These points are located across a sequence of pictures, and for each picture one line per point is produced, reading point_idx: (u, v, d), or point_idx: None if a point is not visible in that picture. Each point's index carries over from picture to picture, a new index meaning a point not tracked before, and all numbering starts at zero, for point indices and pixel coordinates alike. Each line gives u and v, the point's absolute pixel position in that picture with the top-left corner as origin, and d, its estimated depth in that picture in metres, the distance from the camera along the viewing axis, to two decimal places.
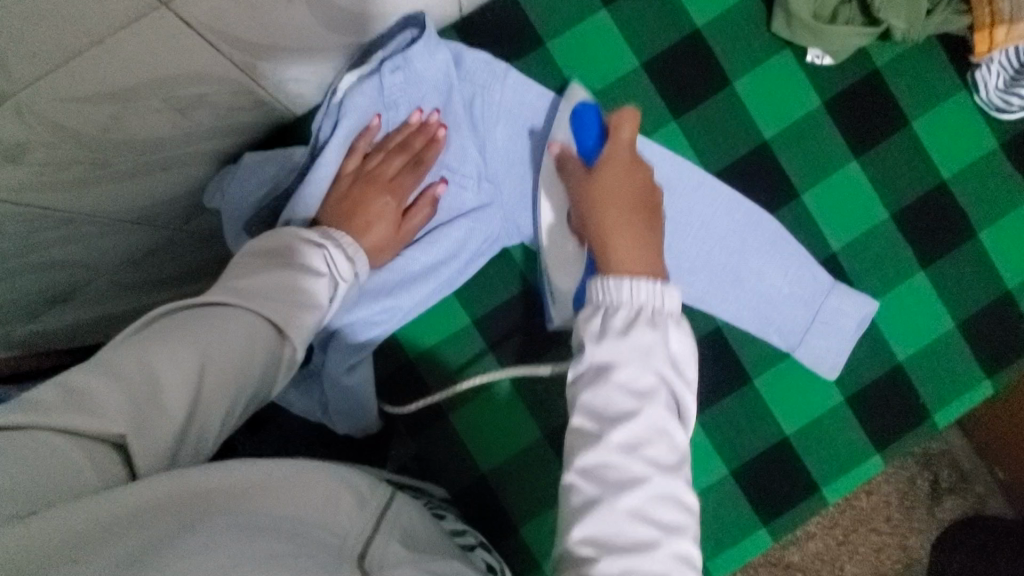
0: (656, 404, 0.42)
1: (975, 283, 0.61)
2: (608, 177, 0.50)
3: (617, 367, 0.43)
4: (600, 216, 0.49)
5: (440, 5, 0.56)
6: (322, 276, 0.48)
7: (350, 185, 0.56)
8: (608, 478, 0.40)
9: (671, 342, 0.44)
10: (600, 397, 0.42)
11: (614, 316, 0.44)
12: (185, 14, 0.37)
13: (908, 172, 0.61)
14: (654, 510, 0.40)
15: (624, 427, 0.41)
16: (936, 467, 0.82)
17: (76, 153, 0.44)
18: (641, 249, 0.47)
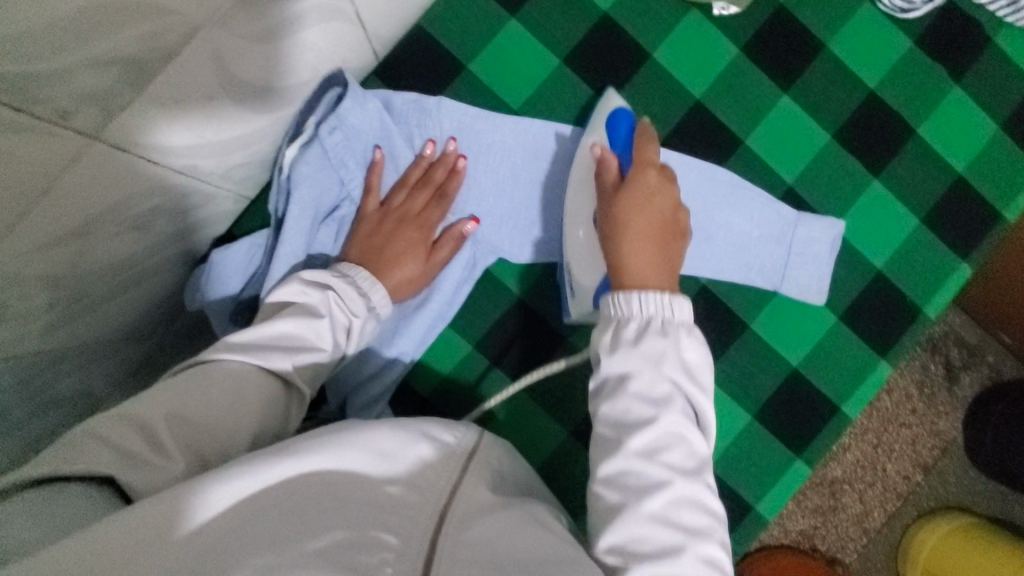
0: (675, 410, 0.44)
1: (924, 175, 0.64)
2: (631, 200, 0.52)
3: (631, 377, 0.45)
4: (618, 235, 0.51)
5: (354, 58, 0.58)
6: (324, 317, 0.49)
7: (376, 226, 0.58)
8: (629, 485, 0.42)
9: (683, 350, 0.46)
10: (618, 406, 0.45)
11: (626, 328, 0.46)
12: (115, 139, 0.39)
13: (839, 91, 0.64)
14: (678, 515, 0.42)
15: (642, 434, 0.43)
16: (945, 350, 0.97)
17: (57, 295, 0.46)
18: (654, 267, 0.50)
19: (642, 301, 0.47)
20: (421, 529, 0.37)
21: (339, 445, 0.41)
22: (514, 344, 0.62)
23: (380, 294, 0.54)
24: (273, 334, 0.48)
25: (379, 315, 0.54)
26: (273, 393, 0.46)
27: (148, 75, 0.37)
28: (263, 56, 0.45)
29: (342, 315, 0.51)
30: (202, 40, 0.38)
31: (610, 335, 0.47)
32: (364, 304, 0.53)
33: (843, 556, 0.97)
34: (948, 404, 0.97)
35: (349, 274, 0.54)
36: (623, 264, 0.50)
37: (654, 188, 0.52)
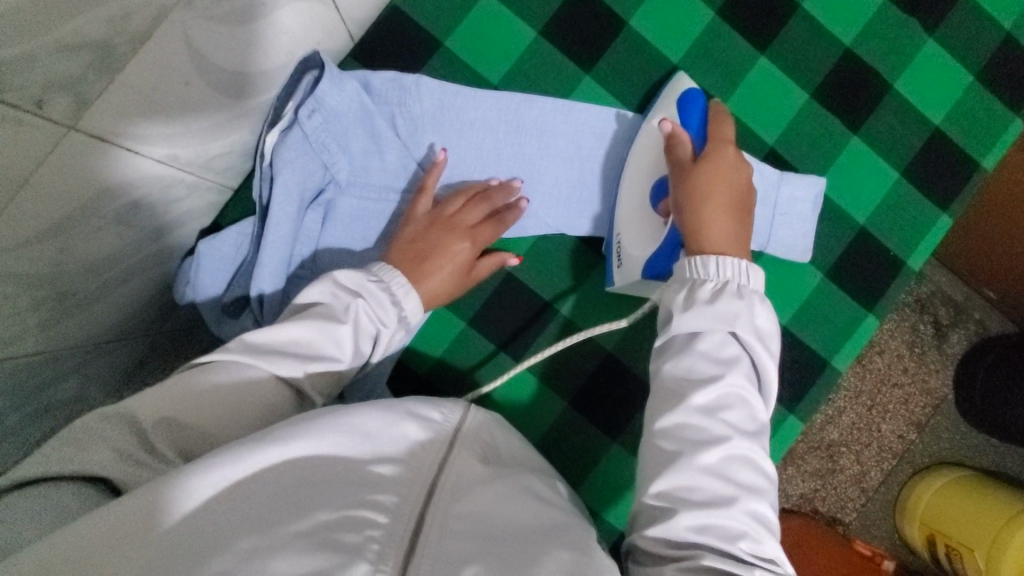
0: (738, 371, 0.46)
1: (901, 131, 0.65)
2: (713, 170, 0.53)
3: (702, 336, 0.47)
4: (695, 205, 0.52)
5: (328, 40, 0.57)
6: (345, 323, 0.49)
7: (415, 227, 0.57)
8: (687, 436, 0.45)
9: (756, 316, 0.48)
10: (683, 364, 0.47)
11: (701, 287, 0.48)
12: (92, 128, 0.38)
13: (815, 50, 0.64)
14: (733, 470, 0.44)
15: (705, 390, 0.46)
16: (933, 309, 0.99)
17: (46, 292, 0.45)
18: (730, 237, 0.52)
19: (719, 265, 0.49)
20: (417, 505, 0.38)
21: (333, 426, 0.42)
22: (506, 320, 0.63)
23: (414, 302, 0.53)
24: (291, 338, 0.47)
25: (410, 325, 0.53)
26: (278, 396, 0.46)
27: (119, 60, 0.36)
28: (236, 38, 0.45)
29: (368, 322, 0.50)
30: (172, 22, 0.38)
31: (684, 295, 0.49)
32: (395, 313, 0.52)
33: (843, 515, 0.99)
34: (938, 361, 0.99)
35: (382, 277, 0.52)
36: (702, 232, 0.51)
37: (726, 163, 0.54)
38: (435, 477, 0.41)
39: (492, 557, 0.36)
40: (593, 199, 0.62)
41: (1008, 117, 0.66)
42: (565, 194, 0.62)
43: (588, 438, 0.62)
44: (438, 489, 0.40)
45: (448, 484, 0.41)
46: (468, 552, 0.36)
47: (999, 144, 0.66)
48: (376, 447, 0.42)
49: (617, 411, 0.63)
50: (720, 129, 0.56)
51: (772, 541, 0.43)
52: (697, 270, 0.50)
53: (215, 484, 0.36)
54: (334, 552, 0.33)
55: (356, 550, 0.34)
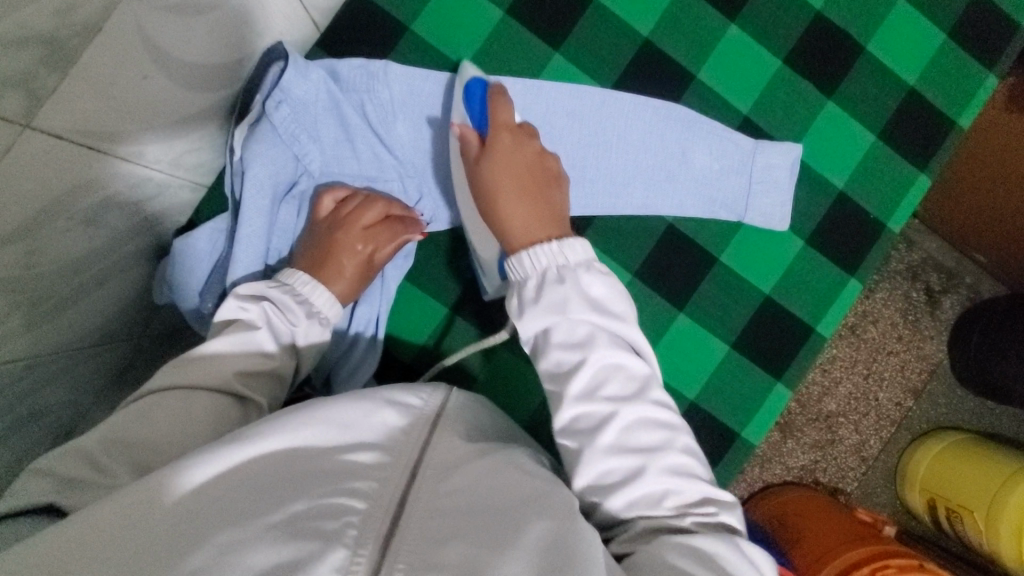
0: (600, 346, 0.46)
1: (876, 93, 0.65)
2: (495, 168, 0.53)
3: (551, 330, 0.47)
4: (495, 202, 0.53)
5: (292, 29, 0.57)
6: (260, 328, 0.50)
7: (324, 233, 0.56)
8: (581, 428, 0.45)
9: (587, 289, 0.47)
10: (551, 359, 0.47)
11: (527, 287, 0.48)
12: (48, 127, 0.38)
13: (785, 17, 0.64)
14: (632, 437, 0.44)
15: (578, 378, 0.45)
16: (924, 276, 0.99)
17: (19, 298, 0.45)
18: (545, 223, 0.52)
19: (531, 260, 0.48)
20: (398, 489, 0.38)
21: (307, 420, 0.41)
22: (488, 304, 0.63)
23: (322, 296, 0.53)
24: (206, 355, 0.48)
25: (327, 319, 0.54)
26: (223, 408, 0.46)
27: (69, 55, 0.36)
28: (192, 30, 0.44)
29: (282, 325, 0.51)
30: (123, 14, 0.37)
31: (518, 299, 0.48)
32: (304, 311, 0.52)
33: (844, 485, 0.99)
34: (931, 327, 0.99)
35: (286, 280, 0.53)
36: (506, 232, 0.52)
37: (511, 153, 0.53)
38: (418, 457, 0.41)
39: (474, 534, 0.36)
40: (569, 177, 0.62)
41: (982, 74, 0.66)
42: None
43: None
44: (421, 470, 0.40)
45: (430, 466, 0.40)
46: (448, 527, 0.36)
47: (976, 100, 0.66)
48: (353, 434, 0.41)
49: None
50: (497, 118, 0.54)
51: (696, 484, 0.44)
52: (519, 272, 0.49)
53: (211, 469, 0.37)
54: (312, 540, 0.33)
55: (335, 535, 0.33)
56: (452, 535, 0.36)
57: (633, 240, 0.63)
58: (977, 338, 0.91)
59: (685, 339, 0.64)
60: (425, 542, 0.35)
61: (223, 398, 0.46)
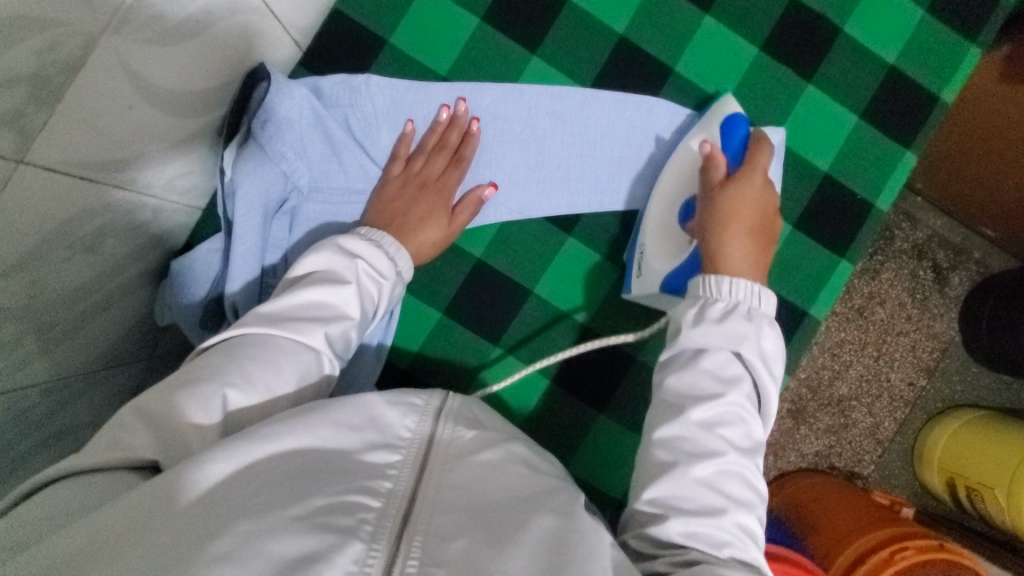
0: (740, 391, 0.48)
1: (856, 74, 0.65)
2: (732, 197, 0.54)
3: (705, 355, 0.49)
4: (721, 226, 0.53)
5: (274, 50, 0.58)
6: (351, 283, 0.51)
7: (402, 187, 0.60)
8: (683, 448, 0.46)
9: (763, 339, 0.49)
10: (686, 377, 0.49)
11: (712, 306, 0.50)
12: (42, 161, 0.40)
13: (761, 4, 0.64)
14: (723, 482, 0.45)
15: (704, 405, 0.47)
16: (933, 254, 0.98)
17: (23, 325, 0.46)
18: (751, 262, 0.53)
19: (732, 288, 0.51)
20: (409, 484, 0.39)
21: (316, 421, 0.42)
22: (483, 307, 0.64)
23: (404, 259, 0.56)
24: (298, 303, 0.49)
25: (403, 280, 0.56)
26: (306, 365, 0.47)
27: (57, 91, 0.37)
28: (174, 57, 0.45)
29: (369, 282, 0.52)
30: (106, 48, 0.39)
31: (696, 312, 0.51)
32: (392, 266, 0.54)
33: (861, 469, 0.99)
34: (941, 305, 0.99)
35: (374, 237, 0.55)
36: (720, 254, 0.53)
37: (755, 193, 0.55)
38: (426, 453, 0.42)
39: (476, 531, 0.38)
40: (553, 178, 0.63)
41: (963, 49, 0.66)
42: (528, 177, 0.63)
43: (575, 413, 0.64)
44: (430, 459, 0.42)
45: (438, 456, 0.42)
46: (458, 525, 0.38)
47: (957, 76, 0.66)
48: (365, 435, 0.42)
49: (599, 385, 0.64)
50: (756, 158, 0.56)
51: (757, 552, 0.44)
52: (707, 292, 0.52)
53: (238, 464, 0.37)
54: (334, 535, 0.34)
55: (350, 530, 0.35)
56: (454, 535, 0.37)
57: (620, 235, 0.64)
58: (990, 303, 0.91)
59: None
60: (435, 538, 0.36)
61: (305, 353, 0.47)
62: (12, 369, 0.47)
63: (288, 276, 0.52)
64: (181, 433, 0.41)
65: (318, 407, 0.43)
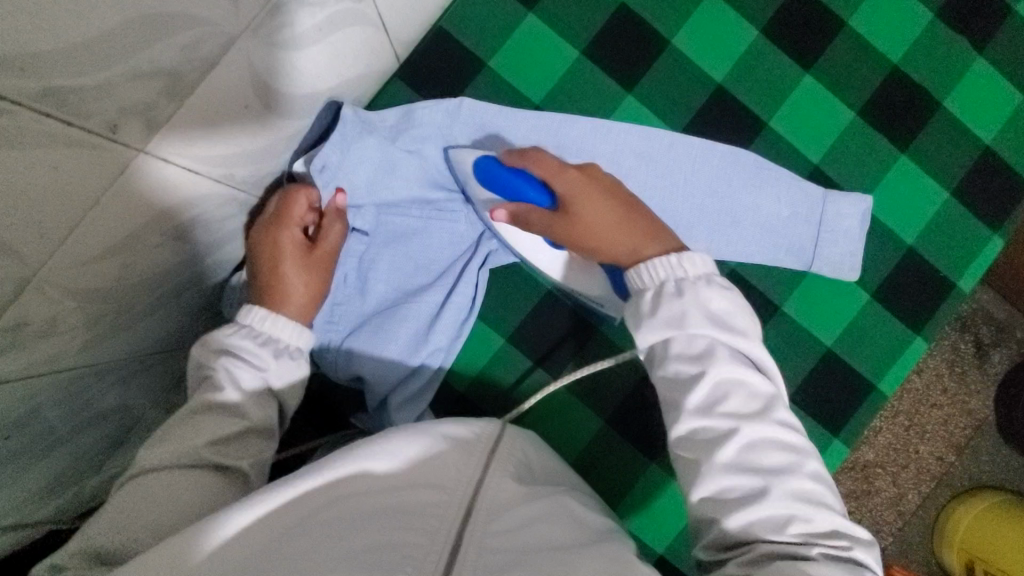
0: (720, 359, 0.46)
1: (951, 150, 0.64)
2: (587, 210, 0.53)
3: (673, 341, 0.47)
4: (616, 237, 0.53)
5: (378, 61, 0.59)
6: (223, 386, 0.49)
7: (257, 259, 0.55)
8: (700, 440, 0.45)
9: (707, 299, 0.47)
10: (668, 371, 0.47)
11: (643, 300, 0.49)
12: (159, 150, 0.40)
13: (861, 68, 0.63)
14: (755, 455, 0.43)
15: (697, 391, 0.45)
16: (975, 328, 0.95)
17: (104, 306, 0.46)
18: (636, 250, 0.52)
19: (649, 271, 0.49)
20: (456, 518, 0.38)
21: (370, 452, 0.42)
22: (544, 339, 0.63)
23: (285, 329, 0.52)
24: (186, 422, 0.47)
25: (295, 351, 0.53)
26: (206, 483, 0.45)
27: (188, 87, 0.38)
28: (291, 63, 0.46)
29: (248, 373, 0.50)
30: (238, 50, 0.39)
31: (633, 312, 0.49)
32: (269, 348, 0.51)
33: (879, 540, 0.94)
34: (980, 381, 0.94)
35: (245, 321, 0.52)
36: (632, 252, 0.52)
37: (590, 200, 0.54)
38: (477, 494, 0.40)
39: None
40: None
41: None
42: None
43: (625, 458, 0.62)
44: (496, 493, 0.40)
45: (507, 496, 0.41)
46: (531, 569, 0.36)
47: None
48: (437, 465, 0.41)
49: (654, 433, 0.62)
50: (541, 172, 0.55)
51: (825, 513, 0.42)
52: (639, 283, 0.50)
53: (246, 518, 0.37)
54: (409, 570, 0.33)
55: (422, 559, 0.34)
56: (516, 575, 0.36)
57: None
58: None
59: None
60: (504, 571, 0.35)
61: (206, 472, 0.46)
62: (82, 346, 0.46)
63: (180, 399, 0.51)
64: None
65: (364, 439, 0.43)
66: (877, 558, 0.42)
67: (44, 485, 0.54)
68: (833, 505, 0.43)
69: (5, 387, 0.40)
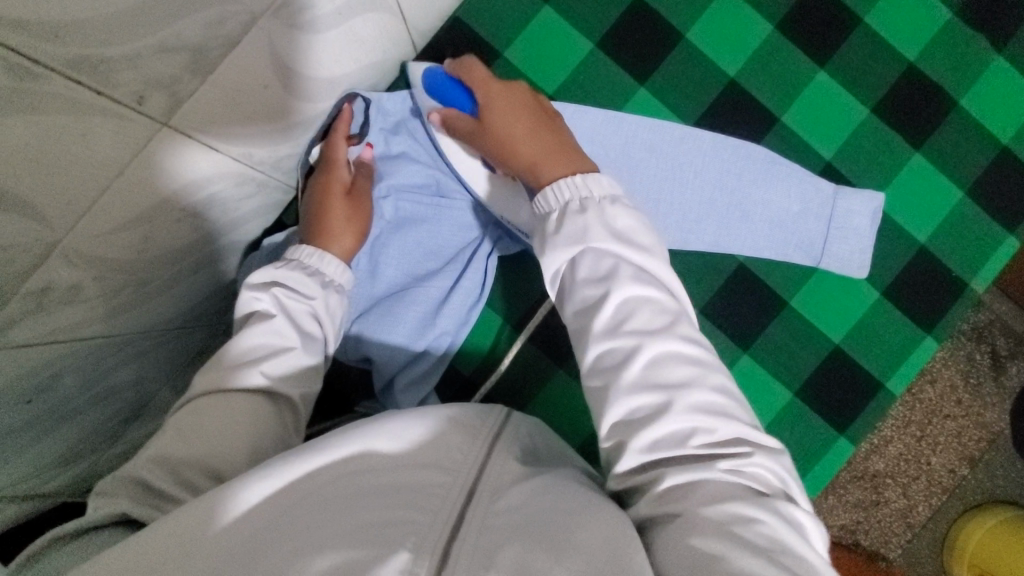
0: (623, 279, 0.44)
1: (967, 149, 0.63)
2: (502, 117, 0.53)
3: (578, 262, 0.46)
4: (523, 151, 0.52)
5: (395, 49, 0.60)
6: (273, 315, 0.50)
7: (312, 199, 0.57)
8: (608, 366, 0.43)
9: (612, 215, 0.47)
10: (578, 298, 0.45)
11: (549, 220, 0.47)
12: (183, 124, 0.41)
13: (877, 65, 0.63)
14: (662, 371, 0.42)
15: (603, 312, 0.44)
16: (991, 338, 0.91)
17: (126, 276, 0.47)
18: (533, 162, 0.52)
19: (556, 193, 0.48)
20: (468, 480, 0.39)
21: (371, 432, 0.41)
22: (553, 328, 0.64)
23: (333, 265, 0.54)
24: (242, 350, 0.48)
25: (340, 286, 0.55)
26: (258, 410, 0.46)
27: (211, 62, 0.39)
28: (311, 45, 0.47)
29: (299, 306, 0.51)
30: (261, 28, 0.41)
31: (542, 235, 0.48)
32: (318, 281, 0.53)
33: (887, 551, 0.92)
34: (994, 394, 0.91)
35: (292, 258, 0.54)
36: (535, 167, 0.52)
37: (506, 108, 0.53)
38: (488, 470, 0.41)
39: None
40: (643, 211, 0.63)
41: None
42: None
43: None
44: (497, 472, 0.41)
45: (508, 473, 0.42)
46: None
47: None
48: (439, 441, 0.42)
49: None
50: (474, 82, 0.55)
51: (725, 422, 0.40)
52: (545, 207, 0.49)
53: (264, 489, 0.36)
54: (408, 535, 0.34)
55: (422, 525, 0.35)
56: None
57: (701, 276, 0.63)
58: None
59: (749, 378, 0.63)
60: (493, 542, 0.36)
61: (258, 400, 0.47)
62: (103, 315, 0.48)
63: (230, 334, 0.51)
64: None
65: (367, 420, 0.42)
66: (786, 466, 0.41)
67: (63, 451, 0.55)
68: (734, 415, 0.42)
69: (28, 350, 0.42)
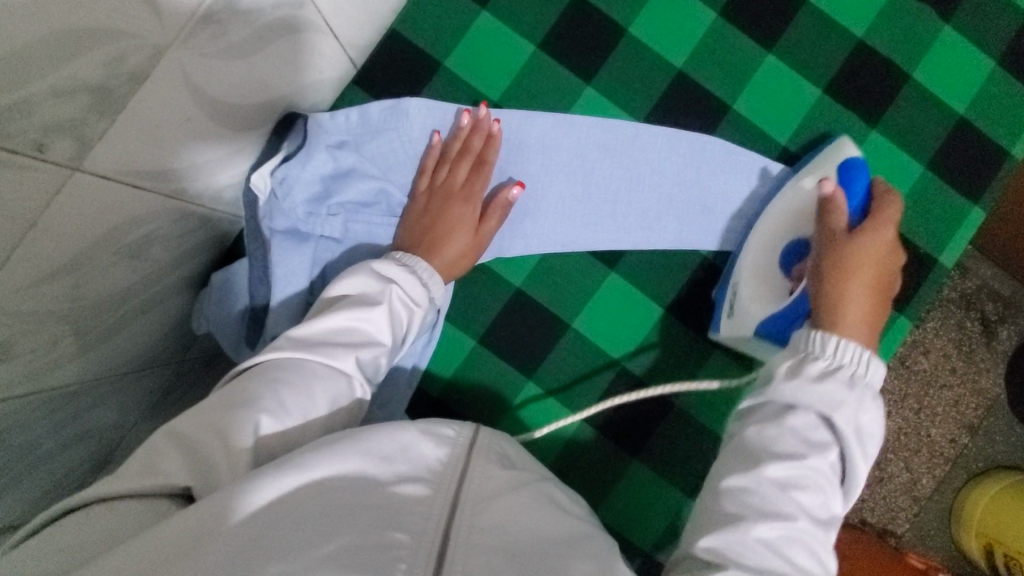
0: (825, 459, 0.45)
1: (923, 122, 0.62)
2: (863, 249, 0.51)
3: (794, 411, 0.46)
4: (840, 293, 0.50)
5: (332, 69, 0.59)
6: (418, 307, 0.53)
7: (430, 202, 0.59)
8: (752, 501, 0.43)
9: (862, 412, 0.45)
10: (768, 431, 0.46)
11: (814, 363, 0.47)
12: (99, 168, 0.39)
13: (825, 45, 0.62)
14: (793, 549, 0.42)
15: (783, 464, 0.44)
16: (980, 306, 0.88)
17: (64, 327, 0.46)
18: (851, 266, 0.51)
19: (840, 346, 0.47)
20: (438, 523, 0.37)
21: (352, 449, 0.40)
22: (520, 338, 0.62)
23: (436, 284, 0.55)
24: (328, 329, 0.48)
25: (435, 305, 0.56)
26: None
27: (120, 99, 0.37)
28: (233, 72, 0.46)
29: (403, 309, 0.51)
30: (169, 61, 0.39)
31: (793, 360, 0.48)
32: (425, 295, 0.53)
33: (894, 527, 0.89)
34: (988, 360, 0.88)
35: (404, 262, 0.54)
36: (839, 309, 0.49)
37: (883, 247, 0.52)
38: (458, 490, 0.40)
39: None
40: (598, 212, 0.62)
41: None
42: (570, 209, 0.62)
43: (609, 454, 0.61)
44: (463, 497, 0.39)
45: (471, 493, 0.40)
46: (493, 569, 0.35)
47: None
48: (393, 467, 0.40)
49: (638, 427, 0.61)
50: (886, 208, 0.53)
51: None
52: (813, 343, 0.48)
53: (270, 494, 0.36)
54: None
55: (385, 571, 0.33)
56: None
57: (667, 273, 0.62)
58: None
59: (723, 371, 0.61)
60: None
61: None
62: (49, 367, 0.46)
63: (321, 298, 0.51)
64: (213, 455, 0.40)
65: (352, 435, 0.41)
66: None
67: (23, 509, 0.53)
68: None
69: None
